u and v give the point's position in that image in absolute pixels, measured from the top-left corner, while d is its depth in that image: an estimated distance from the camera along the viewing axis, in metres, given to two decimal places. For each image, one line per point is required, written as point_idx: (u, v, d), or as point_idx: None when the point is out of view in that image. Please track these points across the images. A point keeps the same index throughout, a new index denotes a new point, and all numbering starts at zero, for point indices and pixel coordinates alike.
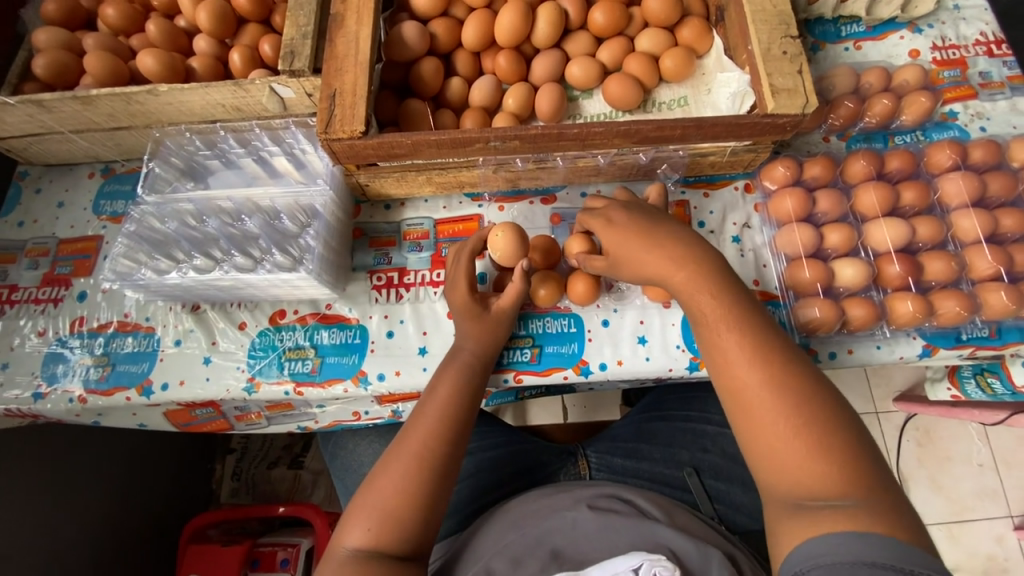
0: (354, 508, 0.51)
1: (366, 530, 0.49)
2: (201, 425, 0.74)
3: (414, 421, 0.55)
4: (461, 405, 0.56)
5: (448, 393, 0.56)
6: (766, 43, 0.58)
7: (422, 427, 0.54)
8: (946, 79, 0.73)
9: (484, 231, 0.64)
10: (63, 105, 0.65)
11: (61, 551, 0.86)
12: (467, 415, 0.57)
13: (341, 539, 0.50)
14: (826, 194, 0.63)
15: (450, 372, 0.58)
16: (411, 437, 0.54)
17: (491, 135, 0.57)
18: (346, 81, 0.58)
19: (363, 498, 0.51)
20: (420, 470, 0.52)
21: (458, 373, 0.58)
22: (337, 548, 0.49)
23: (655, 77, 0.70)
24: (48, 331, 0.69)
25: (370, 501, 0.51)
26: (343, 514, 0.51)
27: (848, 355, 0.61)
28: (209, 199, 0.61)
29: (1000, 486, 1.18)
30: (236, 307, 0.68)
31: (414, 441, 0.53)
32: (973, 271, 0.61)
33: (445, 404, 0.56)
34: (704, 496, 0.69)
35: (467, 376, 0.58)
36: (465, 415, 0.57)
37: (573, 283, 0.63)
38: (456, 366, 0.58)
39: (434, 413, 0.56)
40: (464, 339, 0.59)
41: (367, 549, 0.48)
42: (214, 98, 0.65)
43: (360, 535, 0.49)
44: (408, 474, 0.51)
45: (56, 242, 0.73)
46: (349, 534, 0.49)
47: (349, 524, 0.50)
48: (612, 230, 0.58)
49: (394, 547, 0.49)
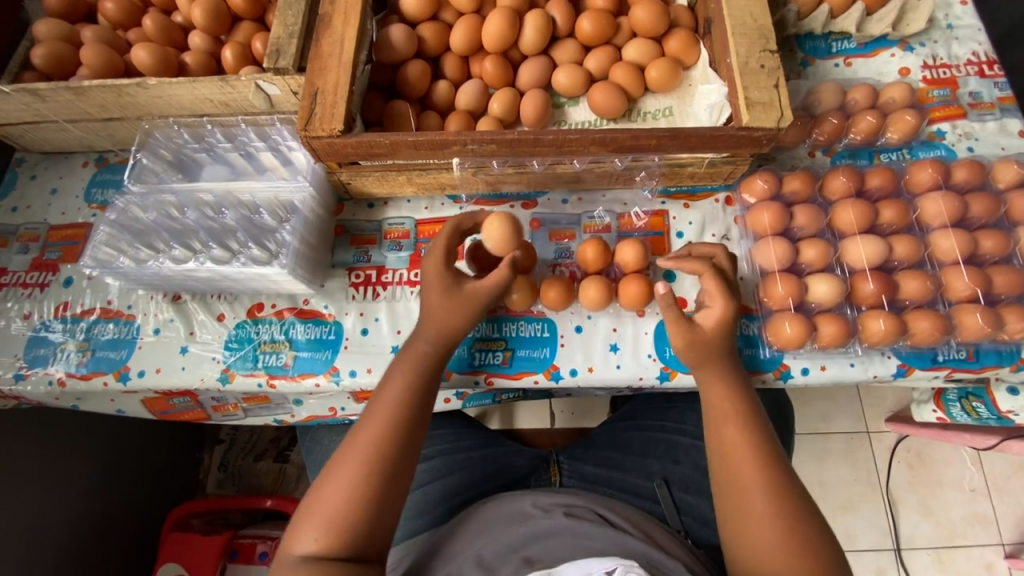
0: (304, 514, 0.51)
1: (316, 538, 0.49)
2: (179, 414, 0.75)
3: (363, 422, 0.55)
4: (412, 403, 0.56)
5: (398, 393, 0.56)
6: (744, 56, 0.58)
7: (371, 430, 0.54)
8: (935, 99, 0.73)
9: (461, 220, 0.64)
10: (56, 95, 0.67)
11: (41, 535, 0.87)
12: (417, 411, 0.56)
13: (291, 546, 0.50)
14: (804, 208, 0.63)
15: (399, 371, 0.58)
16: (359, 440, 0.54)
17: (468, 138, 0.58)
18: (328, 80, 0.59)
19: (313, 504, 0.51)
20: (368, 473, 0.52)
21: (409, 372, 0.58)
22: (287, 556, 0.49)
23: (640, 87, 0.70)
24: (33, 314, 0.70)
25: (319, 507, 0.51)
26: (292, 524, 0.51)
27: (820, 372, 0.61)
28: (191, 191, 0.63)
29: (992, 513, 1.16)
30: (216, 299, 0.69)
31: (362, 444, 0.53)
32: (950, 291, 0.60)
33: (397, 405, 0.55)
34: (672, 509, 0.68)
35: (419, 378, 0.58)
36: (417, 416, 0.56)
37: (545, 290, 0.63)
38: (404, 367, 0.58)
39: (383, 414, 0.55)
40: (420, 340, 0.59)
41: (318, 555, 0.48)
42: (202, 93, 0.66)
43: (310, 542, 0.49)
44: (356, 477, 0.52)
45: (47, 228, 0.75)
46: (299, 541, 0.49)
47: (299, 533, 0.50)
48: None
49: (343, 551, 0.49)
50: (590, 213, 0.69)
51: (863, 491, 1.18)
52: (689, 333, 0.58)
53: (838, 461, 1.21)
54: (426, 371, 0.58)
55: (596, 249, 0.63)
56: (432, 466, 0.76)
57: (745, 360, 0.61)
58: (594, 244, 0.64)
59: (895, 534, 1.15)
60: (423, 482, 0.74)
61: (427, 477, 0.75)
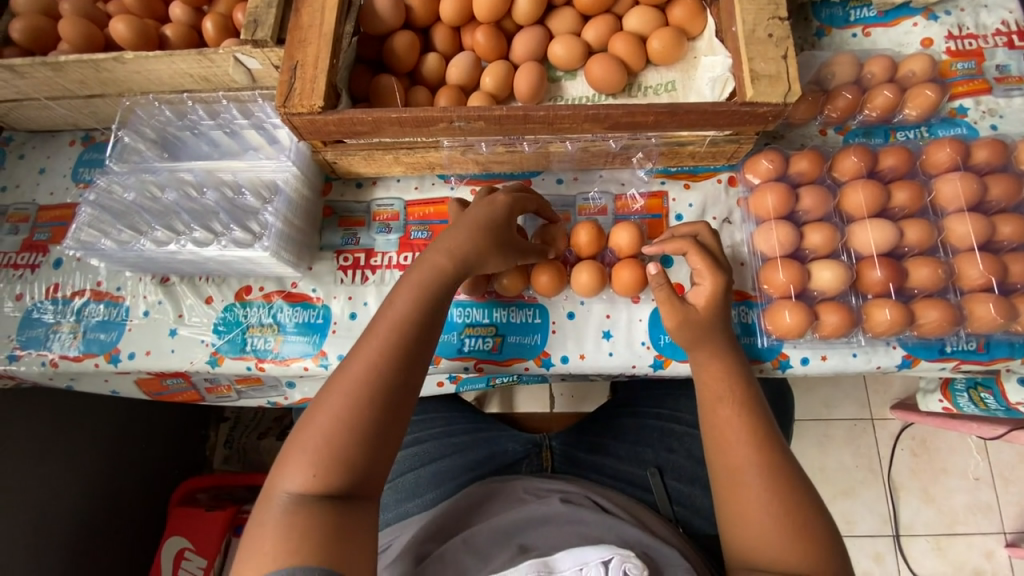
0: (295, 447, 0.49)
1: (309, 476, 0.47)
2: (173, 395, 0.76)
3: (354, 356, 0.52)
4: (408, 336, 0.53)
5: (393, 322, 0.53)
6: (752, 24, 0.54)
7: (364, 358, 0.51)
8: (958, 72, 0.68)
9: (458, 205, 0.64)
10: (33, 71, 0.65)
11: (49, 510, 0.89)
12: (416, 343, 0.53)
13: (281, 481, 0.47)
14: (810, 190, 0.59)
15: (394, 302, 0.54)
16: (353, 372, 0.51)
17: (454, 114, 0.55)
18: (308, 53, 0.56)
19: (302, 440, 0.49)
20: (362, 403, 0.49)
21: (406, 304, 0.54)
22: (277, 491, 0.47)
23: (641, 60, 0.66)
24: (25, 296, 0.70)
25: (310, 445, 0.48)
26: (280, 460, 0.49)
27: (819, 362, 0.59)
28: (173, 171, 0.61)
29: (995, 501, 1.14)
30: (204, 281, 0.68)
31: (355, 375, 0.50)
32: (962, 280, 0.57)
33: (392, 335, 0.52)
34: (664, 497, 0.68)
35: (415, 308, 0.54)
36: (413, 348, 0.53)
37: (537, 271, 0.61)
38: (402, 295, 0.54)
39: (378, 343, 0.52)
40: (413, 272, 0.55)
41: (309, 493, 0.46)
42: (181, 67, 0.64)
43: (300, 480, 0.47)
44: (349, 407, 0.49)
45: (36, 209, 0.74)
46: (289, 478, 0.47)
47: (288, 469, 0.47)
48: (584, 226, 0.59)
49: (337, 489, 0.47)
50: (584, 195, 0.66)
51: (863, 477, 1.17)
52: (685, 321, 0.57)
53: (839, 447, 1.19)
54: (426, 300, 0.54)
55: (588, 232, 0.61)
56: (423, 450, 0.75)
57: (742, 349, 0.59)
58: (585, 226, 0.61)
59: (894, 520, 1.14)
60: (415, 466, 0.74)
61: (418, 460, 0.74)
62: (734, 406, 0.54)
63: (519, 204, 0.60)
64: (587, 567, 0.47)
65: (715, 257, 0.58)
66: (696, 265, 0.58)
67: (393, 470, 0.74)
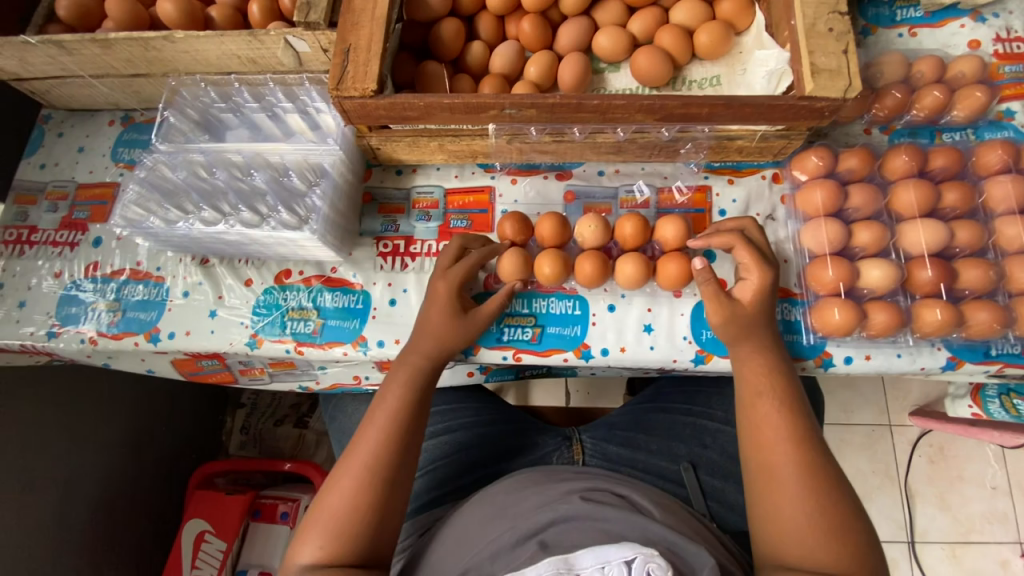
0: (305, 526, 0.51)
1: (317, 547, 0.49)
2: (207, 376, 0.76)
3: (363, 431, 0.56)
4: (414, 402, 0.57)
5: (392, 403, 0.57)
6: (812, 19, 0.55)
7: (366, 441, 0.54)
8: (1007, 74, 0.67)
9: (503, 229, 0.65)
10: (82, 47, 0.65)
11: (74, 487, 0.90)
12: (421, 403, 0.58)
13: (294, 556, 0.50)
14: (860, 188, 0.59)
15: (394, 376, 0.59)
16: (363, 444, 0.54)
17: (506, 101, 0.55)
18: (361, 36, 0.56)
19: (315, 516, 0.51)
20: (366, 480, 0.52)
21: (403, 384, 0.58)
22: (291, 564, 0.50)
23: (687, 53, 0.66)
24: (64, 273, 0.70)
25: (323, 517, 0.51)
26: (295, 537, 0.51)
27: (864, 361, 0.58)
28: (220, 152, 0.61)
29: (1013, 511, 1.13)
30: (243, 264, 0.68)
31: (357, 458, 0.53)
32: (1013, 282, 0.57)
33: (393, 414, 0.56)
34: (698, 492, 0.68)
35: (411, 387, 0.58)
36: (413, 424, 0.57)
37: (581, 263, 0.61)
38: (413, 357, 0.59)
39: (379, 422, 0.56)
40: (411, 353, 0.59)
41: (321, 565, 0.48)
42: (230, 48, 0.64)
43: (313, 552, 0.49)
44: (359, 480, 0.52)
45: (75, 187, 0.74)
46: (303, 551, 0.49)
47: (303, 542, 0.50)
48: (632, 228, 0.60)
49: (348, 557, 0.49)
50: (627, 187, 0.66)
51: (879, 483, 1.16)
52: (732, 317, 0.56)
53: (856, 452, 1.19)
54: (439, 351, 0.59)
55: (635, 224, 0.61)
56: (455, 438, 0.75)
57: (786, 346, 0.59)
58: (631, 219, 0.61)
59: (910, 527, 1.14)
60: (446, 455, 0.74)
61: (450, 449, 0.74)
62: (782, 404, 0.54)
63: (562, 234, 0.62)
64: (608, 566, 0.45)
65: (763, 253, 0.58)
66: (744, 260, 0.58)
67: (424, 458, 0.74)
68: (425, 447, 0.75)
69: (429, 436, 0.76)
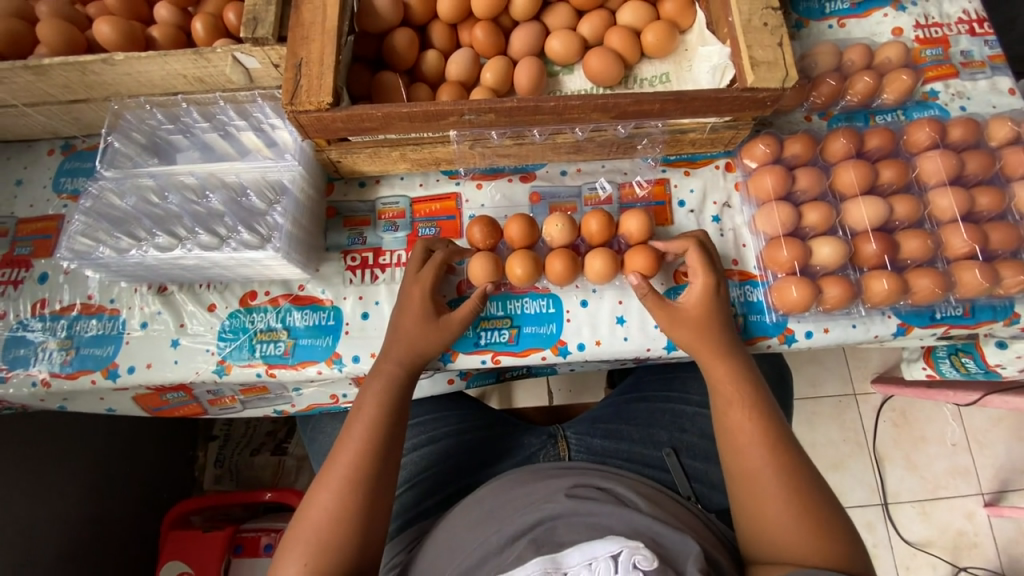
0: (290, 542, 0.51)
1: (303, 564, 0.49)
2: (173, 410, 0.73)
3: (341, 443, 0.55)
4: (393, 413, 0.57)
5: (369, 416, 0.56)
6: (747, 15, 0.58)
7: (345, 457, 0.54)
8: (928, 58, 0.72)
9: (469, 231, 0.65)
10: (13, 75, 0.61)
11: (36, 541, 0.84)
12: (400, 412, 0.58)
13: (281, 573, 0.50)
14: (806, 171, 0.62)
15: (368, 387, 0.58)
16: (342, 457, 0.54)
17: (465, 107, 0.56)
18: (312, 50, 0.56)
19: (296, 531, 0.51)
20: (347, 495, 0.52)
21: (379, 393, 0.58)
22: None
23: (636, 53, 0.68)
24: (8, 314, 0.66)
25: (304, 533, 0.51)
26: (279, 554, 0.51)
27: (823, 334, 0.61)
28: (172, 175, 0.59)
29: (972, 464, 1.21)
30: (205, 289, 0.66)
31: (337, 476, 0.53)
32: (949, 249, 0.61)
33: (371, 428, 0.56)
34: (682, 476, 0.69)
35: (388, 399, 0.57)
36: (392, 436, 0.56)
37: (550, 262, 0.62)
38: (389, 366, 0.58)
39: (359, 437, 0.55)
40: (386, 361, 0.59)
41: None
42: (175, 68, 0.62)
43: (296, 568, 0.49)
44: (339, 494, 0.52)
45: (15, 222, 0.70)
46: (286, 567, 0.49)
47: (286, 559, 0.50)
48: (597, 224, 0.62)
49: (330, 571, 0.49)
50: (590, 184, 0.67)
51: (850, 450, 1.22)
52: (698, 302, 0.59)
53: (827, 423, 1.24)
54: (415, 360, 0.59)
55: (601, 220, 0.62)
56: (440, 448, 0.74)
57: (751, 326, 0.62)
58: (596, 215, 0.63)
59: (882, 490, 1.20)
60: (431, 465, 0.73)
61: (434, 459, 0.73)
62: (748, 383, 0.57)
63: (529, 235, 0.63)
64: (596, 561, 0.46)
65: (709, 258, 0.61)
66: (691, 261, 0.60)
67: (410, 471, 0.73)
68: (409, 460, 0.74)
69: (413, 448, 0.75)
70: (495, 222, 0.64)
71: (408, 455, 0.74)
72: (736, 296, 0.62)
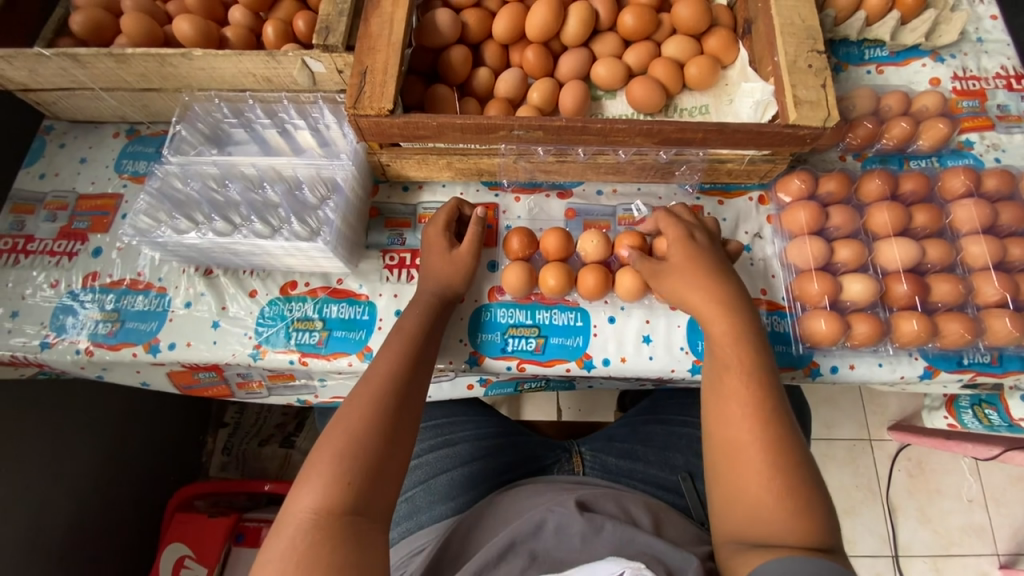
0: (311, 466, 0.49)
1: (321, 494, 0.47)
2: (202, 389, 0.75)
3: (367, 378, 0.55)
4: (414, 350, 0.58)
5: (397, 348, 0.57)
6: (792, 56, 0.61)
7: (371, 389, 0.54)
8: (965, 109, 0.74)
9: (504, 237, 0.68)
10: (97, 61, 0.66)
11: (52, 508, 0.85)
12: (423, 339, 0.59)
13: (294, 503, 0.47)
14: (839, 209, 0.64)
15: (404, 330, 0.59)
16: (368, 388, 0.54)
17: (515, 123, 0.59)
18: (377, 60, 0.60)
19: (316, 460, 0.49)
20: (377, 425, 0.51)
21: (407, 324, 0.59)
22: (291, 513, 0.46)
23: (679, 83, 0.71)
24: (61, 283, 0.69)
25: (327, 464, 0.49)
26: (300, 472, 0.49)
27: (849, 370, 0.62)
28: (232, 165, 0.63)
29: (988, 522, 1.18)
30: (248, 275, 0.69)
31: (353, 416, 0.52)
32: (979, 296, 0.62)
33: (395, 360, 0.56)
34: (696, 501, 0.69)
35: (409, 334, 0.59)
36: (413, 367, 0.57)
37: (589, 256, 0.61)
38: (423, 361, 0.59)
39: (369, 401, 0.53)
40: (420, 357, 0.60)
41: (318, 512, 0.46)
42: (246, 67, 0.66)
43: (312, 498, 0.47)
44: (366, 420, 0.51)
45: (76, 198, 0.74)
46: (303, 496, 0.47)
47: (304, 487, 0.48)
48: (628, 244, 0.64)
49: (346, 505, 0.47)
50: (625, 206, 0.69)
51: (862, 497, 1.20)
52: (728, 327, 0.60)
53: (839, 466, 1.22)
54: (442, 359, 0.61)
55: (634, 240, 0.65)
56: (456, 451, 0.75)
57: (777, 356, 0.62)
58: (630, 234, 0.65)
59: (893, 541, 1.16)
60: (447, 467, 0.73)
61: (451, 461, 0.74)
62: None
63: (564, 248, 0.65)
64: None
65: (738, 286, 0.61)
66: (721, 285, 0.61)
67: (425, 471, 0.73)
68: (426, 460, 0.74)
69: (429, 449, 0.75)
70: (533, 234, 0.66)
71: (423, 456, 0.75)
72: (764, 325, 0.63)
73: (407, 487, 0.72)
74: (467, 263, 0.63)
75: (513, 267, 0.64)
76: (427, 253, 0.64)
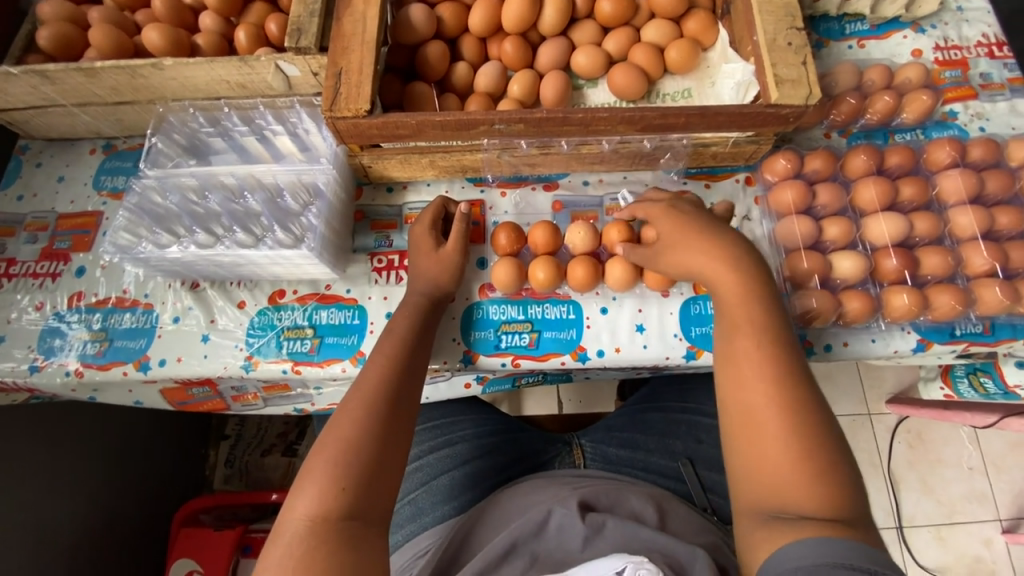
0: (308, 475, 0.49)
1: (318, 503, 0.46)
2: (197, 404, 0.74)
3: (360, 384, 0.55)
4: (405, 353, 0.57)
5: (388, 351, 0.57)
6: (772, 34, 0.60)
7: (364, 394, 0.53)
8: (947, 79, 0.73)
9: (491, 234, 0.68)
10: (66, 77, 0.65)
11: (53, 531, 0.85)
12: (414, 341, 0.58)
13: (293, 512, 0.47)
14: (826, 187, 0.64)
15: (394, 333, 0.58)
16: (361, 393, 0.54)
17: (495, 117, 0.58)
18: (352, 60, 0.59)
19: (313, 468, 0.49)
20: (371, 429, 0.51)
21: (397, 327, 0.59)
22: (291, 523, 0.46)
23: (660, 68, 0.70)
24: (46, 305, 0.68)
25: (323, 472, 0.48)
26: (296, 483, 0.49)
27: (843, 348, 0.62)
28: (211, 175, 0.62)
29: (989, 489, 1.19)
30: (236, 286, 0.68)
31: (346, 422, 0.51)
32: (969, 267, 0.62)
33: (386, 363, 0.56)
34: (697, 487, 0.69)
35: (399, 337, 0.58)
36: (405, 370, 0.56)
37: None
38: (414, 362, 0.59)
39: (362, 406, 0.53)
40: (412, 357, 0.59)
41: (317, 520, 0.45)
42: (219, 74, 0.65)
43: (311, 506, 0.46)
44: (360, 426, 0.51)
45: (55, 217, 0.73)
46: (301, 505, 0.46)
47: (303, 495, 0.47)
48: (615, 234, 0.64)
49: (345, 511, 0.46)
50: (612, 195, 0.69)
51: (864, 471, 1.21)
52: None
53: None
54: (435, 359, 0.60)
55: (546, 231, 0.64)
56: (456, 451, 0.74)
57: None
58: (542, 226, 0.65)
59: (897, 513, 1.17)
60: (448, 467, 0.73)
61: (451, 461, 0.73)
62: None
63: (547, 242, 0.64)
64: None
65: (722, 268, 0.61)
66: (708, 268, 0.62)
67: (426, 473, 0.73)
68: (427, 462, 0.74)
69: (429, 451, 0.75)
70: (520, 229, 0.66)
71: (424, 458, 0.75)
72: None
73: (409, 490, 0.72)
74: (454, 262, 0.62)
75: (502, 263, 0.64)
76: (414, 255, 0.64)
